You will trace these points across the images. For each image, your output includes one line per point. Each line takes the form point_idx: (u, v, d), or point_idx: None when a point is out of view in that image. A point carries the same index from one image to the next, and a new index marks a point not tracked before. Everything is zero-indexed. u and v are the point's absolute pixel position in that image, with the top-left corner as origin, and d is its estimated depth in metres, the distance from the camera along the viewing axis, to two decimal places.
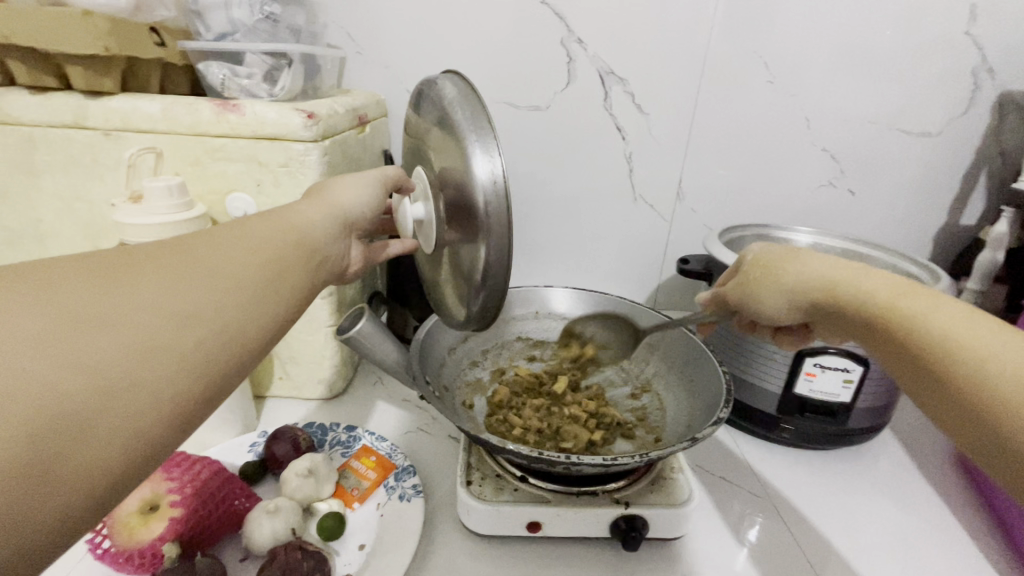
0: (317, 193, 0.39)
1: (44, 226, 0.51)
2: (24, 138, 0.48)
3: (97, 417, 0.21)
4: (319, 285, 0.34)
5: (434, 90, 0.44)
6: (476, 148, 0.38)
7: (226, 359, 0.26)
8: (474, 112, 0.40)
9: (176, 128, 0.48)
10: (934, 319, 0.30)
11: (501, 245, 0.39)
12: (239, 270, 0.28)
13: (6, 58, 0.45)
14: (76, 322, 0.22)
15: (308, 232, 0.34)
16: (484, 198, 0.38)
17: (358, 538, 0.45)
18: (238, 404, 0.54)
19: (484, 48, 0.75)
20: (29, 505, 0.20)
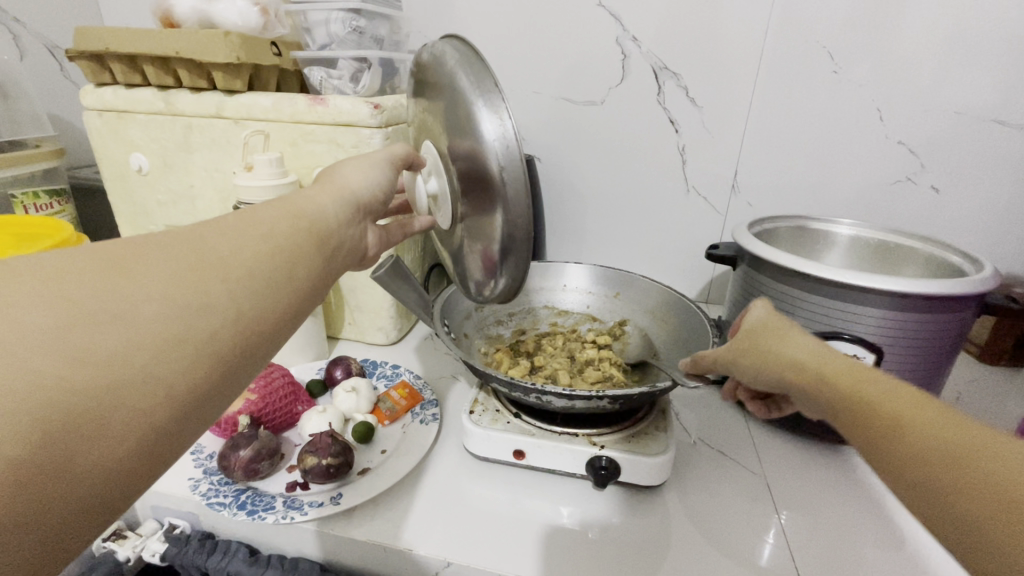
0: (340, 184, 0.43)
1: (194, 190, 0.70)
2: (185, 124, 0.66)
3: (111, 410, 0.24)
4: (333, 264, 0.37)
5: (438, 58, 0.49)
6: (486, 115, 0.43)
7: (236, 346, 0.29)
8: (478, 74, 0.45)
9: (281, 117, 0.63)
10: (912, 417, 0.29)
11: (521, 207, 0.44)
12: (250, 264, 0.30)
13: (178, 68, 0.63)
14: (87, 319, 0.24)
15: (325, 226, 0.37)
16: (499, 161, 0.43)
17: (382, 444, 0.56)
18: (314, 337, 0.69)
19: (544, 50, 0.83)
20: (55, 492, 0.22)
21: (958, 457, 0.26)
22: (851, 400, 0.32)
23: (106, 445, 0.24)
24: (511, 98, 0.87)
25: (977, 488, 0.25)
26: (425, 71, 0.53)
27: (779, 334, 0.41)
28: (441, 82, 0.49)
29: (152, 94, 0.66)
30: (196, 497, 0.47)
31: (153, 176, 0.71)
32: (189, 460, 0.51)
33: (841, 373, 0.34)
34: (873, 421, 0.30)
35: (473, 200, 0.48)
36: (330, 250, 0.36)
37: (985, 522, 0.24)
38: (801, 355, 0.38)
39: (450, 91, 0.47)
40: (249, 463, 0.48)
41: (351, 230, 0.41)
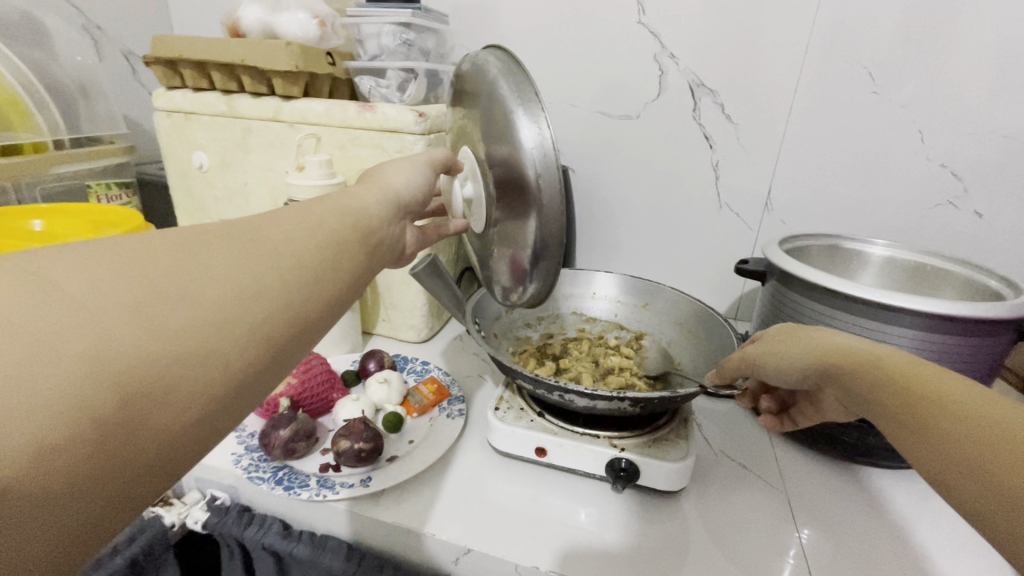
0: (380, 185, 0.46)
1: (249, 188, 0.75)
2: (245, 126, 0.71)
3: (177, 381, 0.25)
4: (372, 262, 0.40)
5: (481, 68, 0.52)
6: (525, 122, 0.45)
7: (284, 332, 0.30)
8: (520, 84, 0.47)
9: (332, 122, 0.67)
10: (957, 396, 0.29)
11: (554, 214, 0.46)
12: (300, 255, 0.33)
13: (241, 74, 0.69)
14: (161, 295, 0.26)
15: (365, 224, 0.40)
16: (536, 167, 0.45)
17: (410, 434, 0.58)
18: (350, 331, 0.72)
19: (582, 65, 0.85)
20: (120, 454, 0.24)
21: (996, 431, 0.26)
22: (924, 392, 0.31)
23: (173, 408, 0.25)
24: (549, 111, 0.90)
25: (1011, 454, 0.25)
26: (467, 81, 0.55)
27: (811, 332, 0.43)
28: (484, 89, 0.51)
29: (216, 98, 0.71)
30: (237, 471, 0.51)
31: (212, 174, 0.76)
32: (232, 437, 0.55)
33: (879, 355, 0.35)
34: (954, 416, 0.28)
35: (507, 203, 0.50)
36: (368, 248, 0.39)
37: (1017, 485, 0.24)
38: (852, 344, 0.38)
39: (492, 99, 0.49)
40: (285, 443, 0.51)
41: (389, 229, 0.43)
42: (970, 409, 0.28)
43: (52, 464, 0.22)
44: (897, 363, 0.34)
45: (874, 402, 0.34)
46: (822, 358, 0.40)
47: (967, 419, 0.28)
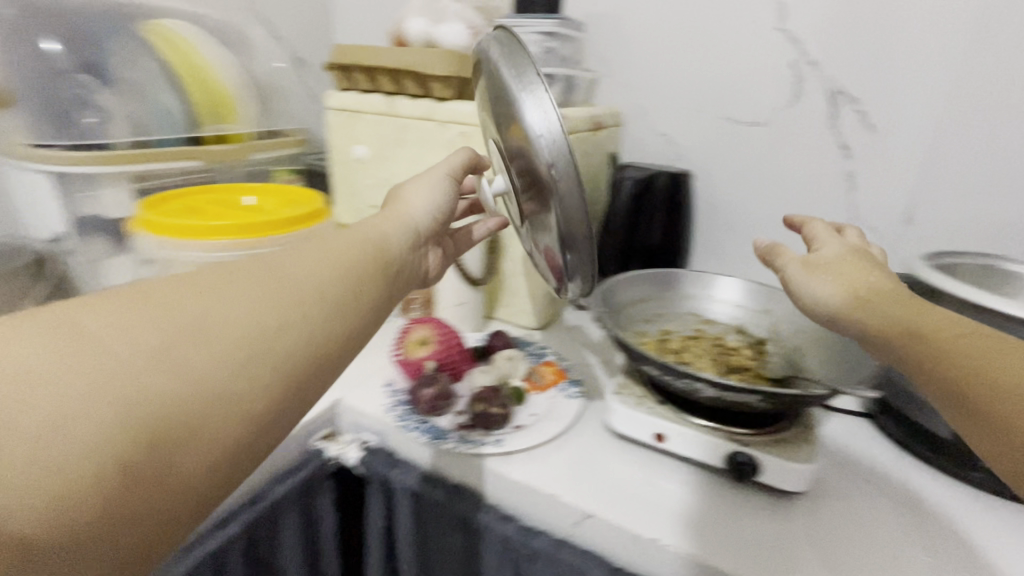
0: (405, 208, 0.52)
1: (397, 179, 0.85)
2: (401, 124, 0.81)
3: (204, 418, 0.28)
4: (393, 290, 0.42)
5: (485, 59, 0.54)
6: (533, 106, 0.47)
7: (306, 368, 0.33)
8: (522, 69, 0.49)
9: (477, 122, 0.75)
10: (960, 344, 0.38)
11: (573, 195, 0.48)
12: (320, 292, 0.35)
13: (404, 80, 0.79)
14: (189, 339, 0.29)
15: (386, 258, 0.43)
16: (548, 153, 0.47)
17: (531, 408, 0.63)
18: (475, 311, 0.79)
19: (713, 72, 0.87)
20: (153, 489, 0.26)
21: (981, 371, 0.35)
22: (929, 336, 0.39)
23: (195, 450, 0.28)
24: (674, 116, 0.92)
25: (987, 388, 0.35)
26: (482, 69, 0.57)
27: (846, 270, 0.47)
28: (492, 80, 0.54)
29: (379, 99, 0.82)
30: (390, 420, 0.59)
31: (371, 164, 0.87)
32: (382, 392, 0.64)
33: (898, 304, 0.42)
34: (957, 363, 0.37)
35: (530, 189, 0.53)
36: (390, 275, 0.42)
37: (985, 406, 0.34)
38: (883, 295, 0.43)
39: (500, 89, 0.52)
40: (431, 400, 0.59)
41: (411, 254, 0.47)
42: (1019, 386, 0.33)
43: (87, 502, 0.24)
44: (940, 340, 0.38)
45: (917, 366, 0.39)
46: (849, 304, 0.44)
47: (1019, 396, 0.33)
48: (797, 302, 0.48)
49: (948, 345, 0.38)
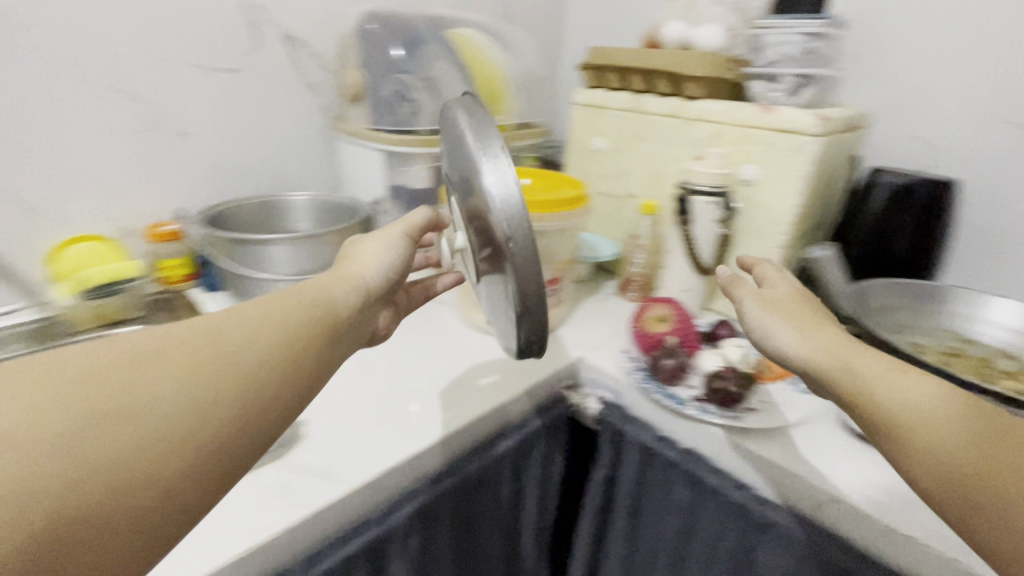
0: (352, 270, 0.50)
1: (629, 170, 0.92)
2: (644, 120, 0.88)
3: (144, 479, 0.27)
4: (339, 350, 0.41)
5: (449, 120, 0.48)
6: (487, 166, 0.41)
7: (249, 432, 0.32)
8: (483, 130, 0.44)
9: (727, 121, 0.78)
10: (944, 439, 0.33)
11: (529, 263, 0.41)
12: (250, 366, 0.33)
13: (657, 80, 0.86)
14: (107, 412, 0.27)
15: (326, 322, 0.40)
16: (505, 222, 0.40)
17: (762, 395, 0.67)
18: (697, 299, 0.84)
19: (1002, 72, 0.78)
20: (80, 553, 0.25)
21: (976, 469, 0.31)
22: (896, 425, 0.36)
23: (126, 513, 0.26)
24: (938, 120, 0.85)
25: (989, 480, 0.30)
26: (447, 128, 0.51)
27: (885, 376, 0.38)
28: (453, 142, 0.48)
29: (626, 97, 0.90)
30: (632, 380, 0.68)
31: (605, 156, 0.96)
32: (621, 357, 0.73)
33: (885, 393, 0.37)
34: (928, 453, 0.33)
35: (483, 246, 0.45)
36: (338, 343, 0.41)
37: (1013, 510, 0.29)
38: (901, 406, 0.36)
39: (458, 148, 0.46)
40: (668, 369, 0.67)
41: (363, 316, 0.45)
42: (924, 420, 0.35)
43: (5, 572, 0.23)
44: (876, 381, 0.38)
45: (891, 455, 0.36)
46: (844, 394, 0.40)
47: (989, 482, 0.30)
48: (754, 340, 0.48)
49: (883, 386, 0.38)
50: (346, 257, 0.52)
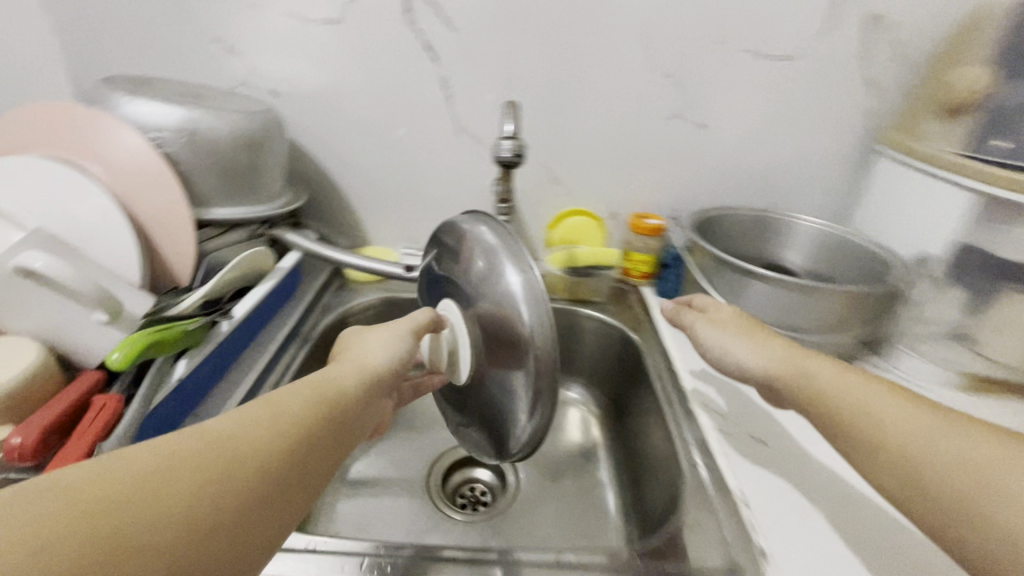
0: (359, 363, 0.43)
1: None
2: None
3: (200, 554, 0.24)
4: (352, 422, 0.38)
5: (471, 233, 0.57)
6: (513, 269, 0.51)
7: (280, 487, 0.29)
8: (507, 245, 0.54)
9: None
10: (850, 399, 0.38)
11: (549, 344, 0.49)
12: (240, 442, 0.29)
13: None
14: (123, 535, 0.23)
15: (333, 401, 0.37)
16: (530, 308, 0.49)
17: None
18: None
19: None
20: None
21: (960, 498, 0.30)
22: (883, 450, 0.34)
23: None
24: None
25: (952, 502, 0.31)
26: (454, 239, 0.59)
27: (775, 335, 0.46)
28: (472, 254, 0.55)
29: None
30: None
31: None
32: None
33: (904, 430, 0.34)
34: (897, 459, 0.34)
35: (495, 340, 0.53)
36: (346, 415, 0.37)
37: (951, 489, 0.31)
38: (815, 375, 0.41)
39: (483, 259, 0.54)
40: None
41: (370, 405, 0.40)
42: (874, 419, 0.36)
43: None
44: (841, 392, 0.39)
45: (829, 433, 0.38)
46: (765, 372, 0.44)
47: (952, 474, 0.31)
48: (711, 359, 0.48)
49: (844, 391, 0.39)
50: (342, 352, 0.46)
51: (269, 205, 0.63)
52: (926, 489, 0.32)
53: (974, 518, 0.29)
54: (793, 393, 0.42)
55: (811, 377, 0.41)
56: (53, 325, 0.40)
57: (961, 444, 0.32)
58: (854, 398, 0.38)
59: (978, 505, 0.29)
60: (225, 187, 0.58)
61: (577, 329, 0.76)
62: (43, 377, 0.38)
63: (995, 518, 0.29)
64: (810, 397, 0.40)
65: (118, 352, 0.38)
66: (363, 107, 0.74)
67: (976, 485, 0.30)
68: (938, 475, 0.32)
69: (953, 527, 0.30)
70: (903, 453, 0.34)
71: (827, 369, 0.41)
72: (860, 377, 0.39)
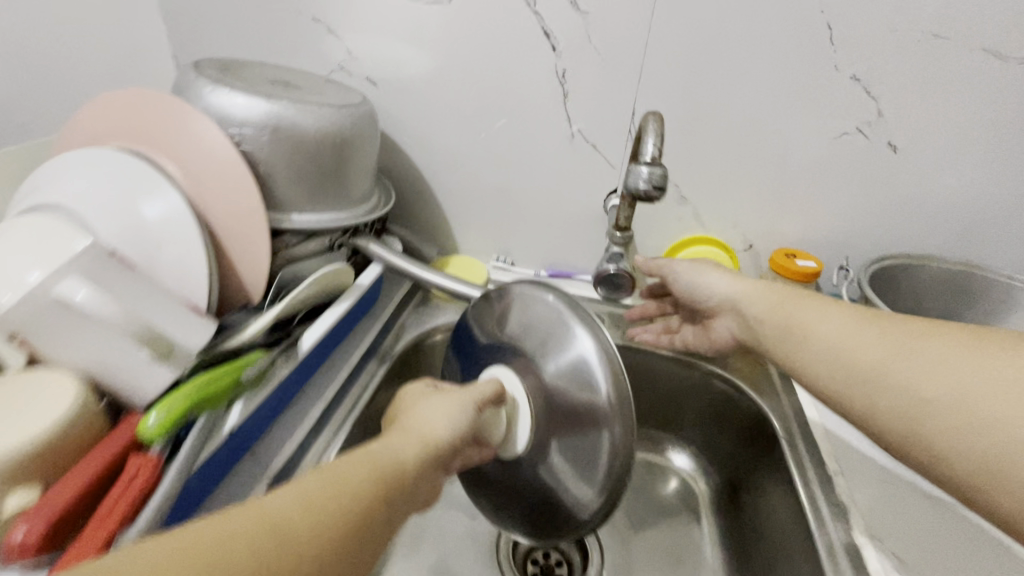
0: (420, 435, 0.35)
1: None
2: None
3: None
4: (409, 493, 0.32)
5: (529, 297, 0.49)
6: (586, 332, 0.45)
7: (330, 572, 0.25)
8: (574, 306, 0.48)
9: None
10: (826, 326, 0.45)
11: (625, 416, 0.43)
12: (298, 524, 0.25)
13: None
14: None
15: (390, 474, 0.31)
16: (605, 376, 0.44)
17: None
18: None
19: None
20: None
21: (924, 402, 0.38)
22: (847, 368, 0.42)
23: None
24: None
25: (932, 418, 0.37)
26: (505, 299, 0.51)
27: (785, 300, 0.48)
28: (535, 319, 0.48)
29: None
30: None
31: None
32: None
33: (879, 360, 0.41)
34: (880, 387, 0.40)
35: (557, 414, 0.46)
36: (405, 486, 0.31)
37: (947, 427, 0.36)
38: (820, 332, 0.45)
39: (547, 323, 0.47)
40: None
41: (424, 478, 0.33)
42: (864, 363, 0.41)
43: None
44: (782, 306, 0.48)
45: (849, 403, 0.42)
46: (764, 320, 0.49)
47: (945, 417, 0.36)
48: (688, 294, 0.56)
49: (808, 317, 0.46)
50: (399, 414, 0.38)
51: (356, 212, 0.56)
52: (921, 417, 0.37)
53: (959, 439, 0.35)
54: (808, 361, 0.45)
55: (813, 334, 0.45)
56: (99, 360, 0.35)
57: (937, 367, 0.38)
58: (837, 337, 0.44)
59: (958, 420, 0.36)
60: (308, 191, 0.51)
61: (687, 382, 0.63)
62: (83, 420, 0.33)
63: (972, 422, 0.35)
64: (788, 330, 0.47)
65: (156, 413, 0.33)
66: (466, 100, 0.64)
67: (973, 422, 0.35)
68: (940, 433, 0.36)
69: (888, 417, 0.39)
70: (924, 401, 0.38)
71: (830, 324, 0.45)
72: (837, 313, 0.45)
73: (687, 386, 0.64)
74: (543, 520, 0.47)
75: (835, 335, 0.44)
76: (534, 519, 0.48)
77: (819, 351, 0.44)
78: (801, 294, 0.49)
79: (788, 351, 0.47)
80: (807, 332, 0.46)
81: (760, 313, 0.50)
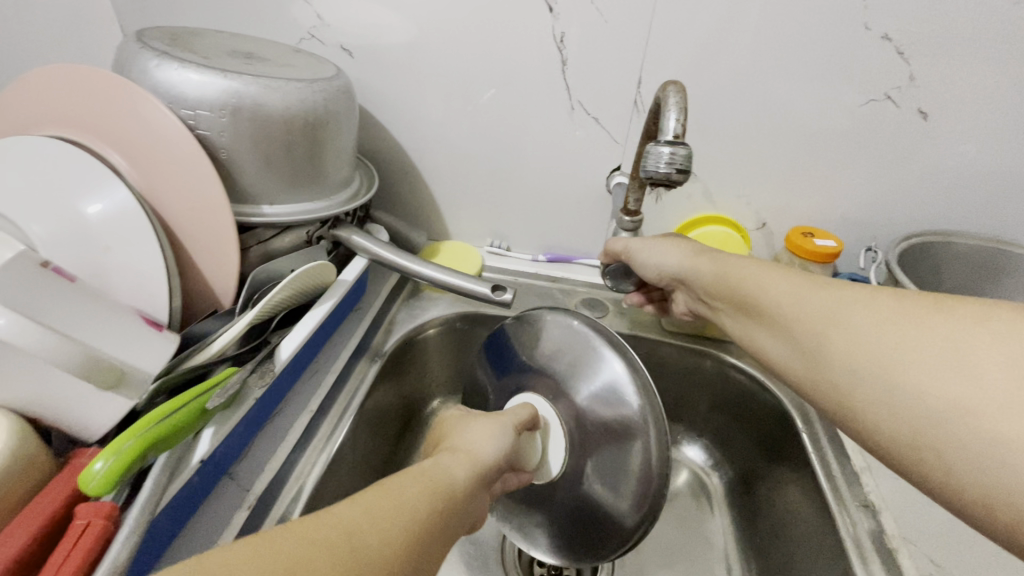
0: (468, 452, 0.33)
1: None
2: None
3: None
4: (460, 513, 0.28)
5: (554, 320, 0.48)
6: (615, 354, 0.44)
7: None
8: (597, 331, 0.46)
9: None
10: (772, 291, 0.38)
11: (658, 430, 0.41)
12: (366, 535, 0.22)
13: None
14: None
15: (446, 494, 0.28)
16: (634, 390, 0.42)
17: None
18: None
19: None
20: None
21: (876, 363, 0.29)
22: (798, 332, 0.35)
23: None
24: None
25: (878, 376, 0.29)
26: (528, 323, 0.50)
27: (739, 266, 0.41)
28: (562, 343, 0.47)
29: None
30: None
31: None
32: None
33: (819, 318, 0.34)
34: (826, 353, 0.32)
35: (594, 435, 0.44)
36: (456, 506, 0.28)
37: (915, 387, 0.27)
38: (768, 297, 0.38)
39: (574, 348, 0.46)
40: None
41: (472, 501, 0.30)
42: (813, 329, 0.34)
43: None
44: (727, 273, 0.42)
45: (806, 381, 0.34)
46: (715, 284, 0.43)
47: (887, 369, 0.29)
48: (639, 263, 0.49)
49: (754, 283, 0.39)
50: (441, 439, 0.36)
51: (334, 199, 0.50)
52: (879, 381, 0.29)
53: (911, 396, 0.27)
54: (756, 326, 0.39)
55: (759, 296, 0.38)
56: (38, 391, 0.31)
57: (906, 340, 0.29)
58: (786, 301, 0.36)
59: (923, 381, 0.27)
60: (281, 179, 0.45)
61: (696, 370, 0.60)
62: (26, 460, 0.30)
63: (933, 380, 0.27)
64: (736, 299, 0.41)
65: (102, 460, 0.28)
66: (452, 71, 0.58)
67: (937, 373, 0.27)
68: (898, 391, 0.28)
69: (846, 392, 0.31)
70: (865, 378, 0.30)
71: (781, 284, 0.37)
72: (784, 274, 0.38)
73: (695, 375, 0.60)
74: (584, 540, 0.44)
75: (782, 297, 0.37)
76: (570, 542, 0.45)
77: (767, 310, 0.37)
78: (750, 259, 0.42)
79: (736, 318, 0.41)
80: (757, 300, 0.39)
81: (707, 273, 0.44)
